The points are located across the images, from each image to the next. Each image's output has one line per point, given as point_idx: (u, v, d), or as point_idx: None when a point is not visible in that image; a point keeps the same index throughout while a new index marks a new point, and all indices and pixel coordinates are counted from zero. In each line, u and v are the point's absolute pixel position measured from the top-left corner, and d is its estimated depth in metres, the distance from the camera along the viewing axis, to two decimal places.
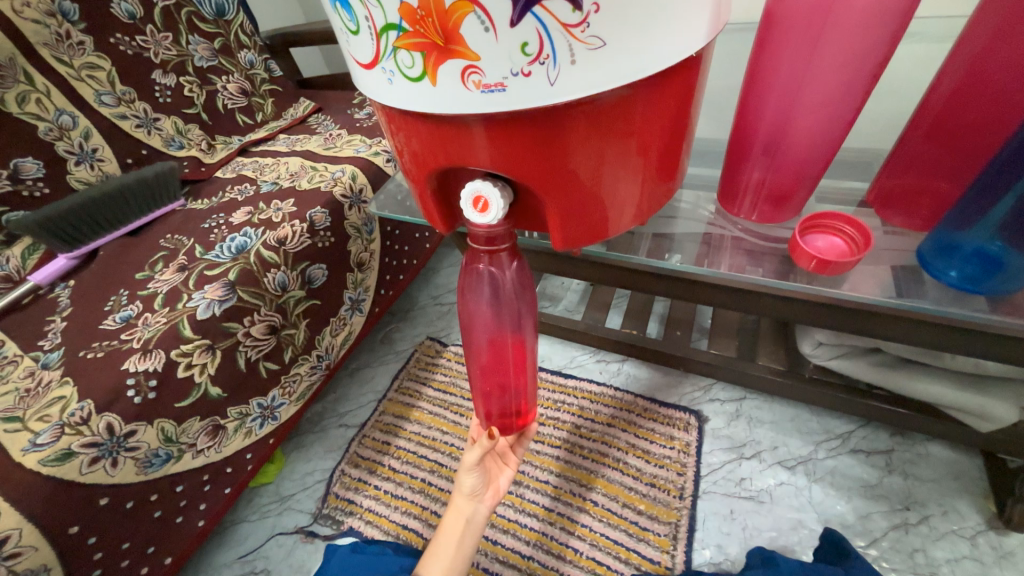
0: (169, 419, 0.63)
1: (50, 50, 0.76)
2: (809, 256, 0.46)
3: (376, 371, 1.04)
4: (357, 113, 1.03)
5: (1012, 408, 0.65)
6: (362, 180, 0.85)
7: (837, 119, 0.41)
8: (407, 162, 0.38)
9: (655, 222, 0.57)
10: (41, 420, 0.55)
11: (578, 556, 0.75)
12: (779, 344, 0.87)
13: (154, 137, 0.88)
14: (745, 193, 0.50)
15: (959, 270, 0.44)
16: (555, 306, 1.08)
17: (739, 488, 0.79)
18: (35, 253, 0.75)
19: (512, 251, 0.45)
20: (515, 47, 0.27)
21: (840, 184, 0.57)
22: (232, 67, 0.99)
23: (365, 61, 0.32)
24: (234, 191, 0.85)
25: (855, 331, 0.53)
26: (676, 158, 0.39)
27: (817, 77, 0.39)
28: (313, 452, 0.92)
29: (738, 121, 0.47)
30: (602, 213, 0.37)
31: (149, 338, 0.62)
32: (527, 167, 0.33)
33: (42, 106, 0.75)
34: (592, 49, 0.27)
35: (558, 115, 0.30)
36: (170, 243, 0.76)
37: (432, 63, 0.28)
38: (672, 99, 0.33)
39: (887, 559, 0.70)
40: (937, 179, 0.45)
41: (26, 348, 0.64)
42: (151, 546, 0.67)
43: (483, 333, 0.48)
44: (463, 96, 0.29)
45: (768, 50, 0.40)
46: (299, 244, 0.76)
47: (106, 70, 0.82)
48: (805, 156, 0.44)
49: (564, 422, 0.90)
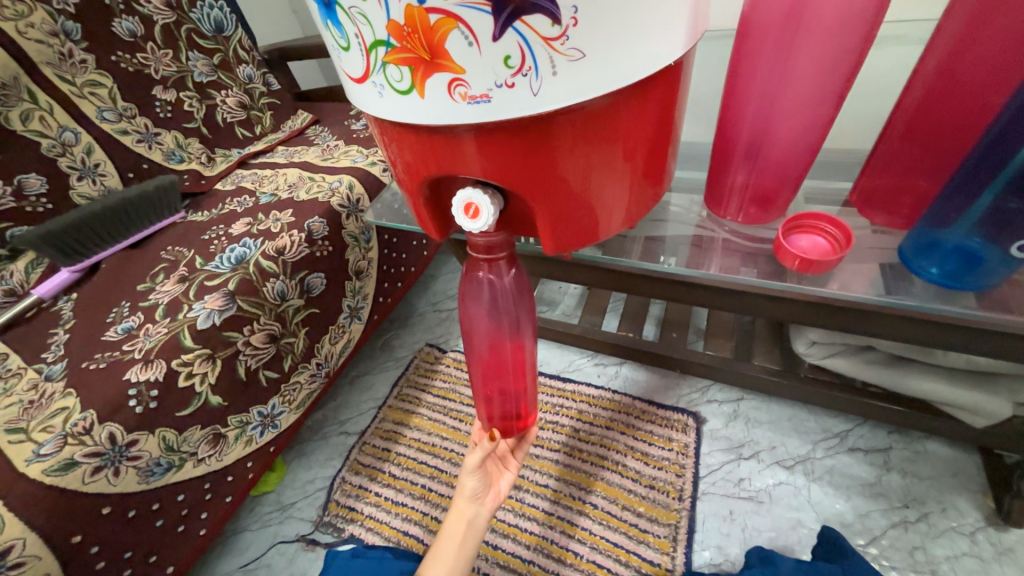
0: (170, 428, 0.64)
1: (53, 68, 0.78)
2: (792, 256, 0.48)
3: (376, 378, 1.04)
4: (354, 124, 1.05)
5: (1005, 403, 0.65)
6: (359, 190, 0.87)
7: (815, 122, 0.42)
8: (400, 172, 0.39)
9: (645, 226, 0.58)
10: (45, 430, 0.56)
11: (578, 559, 0.75)
12: (774, 344, 0.88)
13: (155, 151, 0.90)
14: (730, 195, 0.52)
15: (939, 266, 0.45)
16: (552, 310, 1.09)
17: (738, 489, 0.79)
18: (38, 267, 0.76)
19: (511, 258, 0.46)
20: (498, 61, 0.28)
21: (826, 185, 0.58)
22: (231, 82, 1.01)
23: (356, 75, 0.33)
24: (234, 202, 0.87)
25: (847, 329, 0.54)
26: (661, 162, 0.40)
27: (793, 82, 0.40)
28: (314, 460, 0.93)
29: (720, 125, 0.48)
30: (591, 218, 0.39)
31: (150, 348, 0.63)
32: (516, 174, 0.34)
33: (45, 124, 0.76)
34: (572, 60, 0.28)
35: (544, 124, 0.31)
36: (171, 255, 0.77)
37: (419, 76, 0.29)
38: (655, 107, 0.35)
39: (887, 558, 0.70)
40: (917, 178, 0.46)
41: (30, 360, 0.65)
42: (154, 555, 0.68)
43: (483, 339, 0.49)
44: (450, 107, 0.30)
45: (746, 56, 0.42)
46: (297, 254, 0.77)
47: (108, 87, 0.84)
48: (787, 157, 0.45)
49: (563, 426, 0.91)
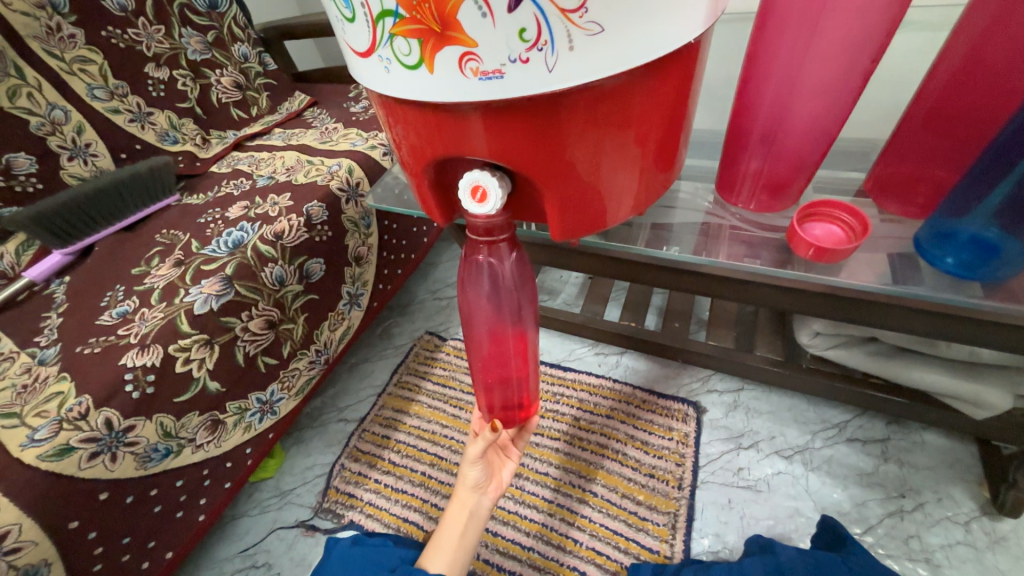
0: (168, 414, 0.63)
1: (40, 43, 0.75)
2: (807, 244, 0.47)
3: (375, 365, 1.04)
4: (353, 106, 1.02)
5: (1005, 394, 0.65)
6: (359, 174, 0.85)
7: (833, 108, 0.41)
8: (405, 154, 0.38)
9: (654, 213, 0.57)
10: (39, 415, 0.55)
11: (578, 547, 0.76)
12: (777, 335, 0.87)
13: (148, 132, 0.87)
14: (743, 182, 0.51)
15: (954, 257, 0.45)
16: (553, 299, 1.08)
17: (737, 478, 0.80)
18: (29, 250, 0.75)
19: (512, 241, 0.44)
20: (513, 34, 0.26)
21: (836, 174, 0.57)
22: (226, 60, 0.98)
23: (361, 49, 0.32)
24: (230, 185, 0.85)
25: (852, 320, 0.53)
26: (673, 148, 0.39)
27: (814, 64, 0.38)
28: (313, 447, 0.92)
29: (736, 110, 0.47)
30: (600, 204, 0.37)
31: (146, 333, 0.62)
32: (526, 156, 0.33)
33: (34, 101, 0.74)
34: (590, 35, 0.27)
35: (556, 103, 0.30)
36: (166, 238, 0.75)
37: (429, 50, 0.28)
38: (671, 88, 0.33)
39: (882, 546, 0.71)
40: (935, 167, 0.45)
41: (22, 344, 0.63)
42: (153, 540, 0.67)
43: (483, 325, 0.48)
44: (461, 83, 0.29)
45: (766, 38, 0.40)
46: (296, 239, 0.76)
47: (98, 63, 0.81)
48: (803, 145, 0.44)
49: (564, 414, 0.91)
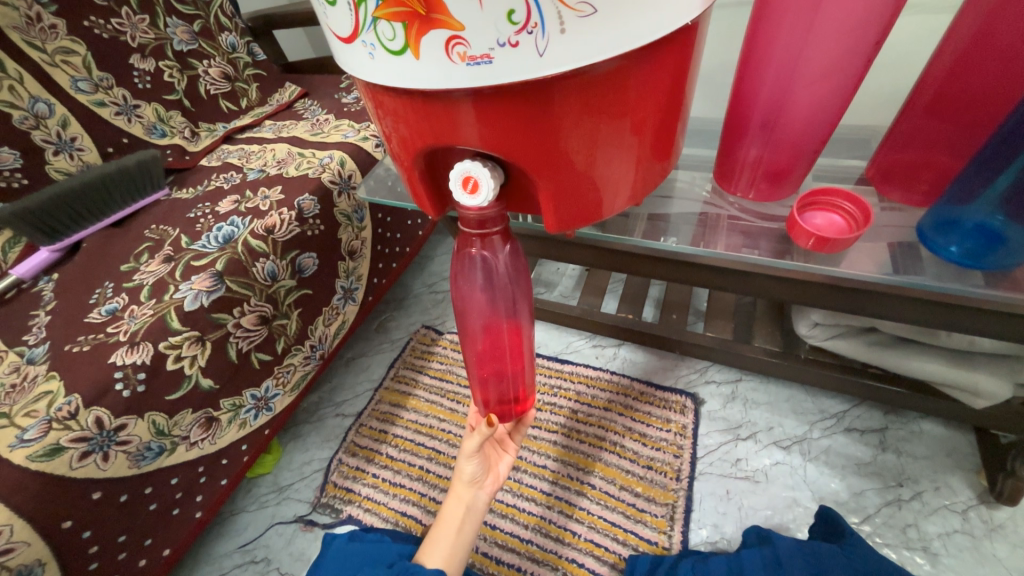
0: (160, 412, 0.63)
1: (21, 33, 0.73)
2: (807, 233, 0.45)
3: (372, 360, 1.03)
4: (345, 97, 1.00)
5: (1004, 383, 0.65)
6: (351, 166, 0.84)
7: (836, 91, 0.40)
8: (395, 146, 0.37)
9: (651, 203, 0.56)
10: (28, 415, 0.54)
11: (578, 539, 0.75)
12: (775, 326, 0.87)
13: (135, 125, 0.86)
14: (742, 170, 0.49)
15: (960, 245, 0.44)
16: (550, 292, 1.08)
17: (735, 469, 0.79)
18: (16, 245, 0.73)
19: (504, 234, 0.44)
20: (502, 16, 0.25)
21: (836, 162, 0.56)
22: (213, 51, 0.97)
23: (345, 34, 0.30)
24: (220, 178, 0.83)
25: (853, 310, 0.53)
26: (671, 136, 0.38)
27: (817, 48, 0.37)
28: (310, 442, 0.92)
29: (735, 96, 0.46)
30: (596, 194, 0.36)
31: (136, 331, 0.61)
32: (517, 145, 0.32)
33: (16, 93, 0.73)
34: (582, 16, 0.26)
35: (548, 90, 0.29)
36: (155, 234, 0.74)
37: (414, 34, 0.27)
38: (667, 73, 0.32)
39: (880, 535, 0.71)
40: (938, 154, 0.44)
41: (11, 343, 0.62)
42: (149, 538, 0.67)
43: (478, 318, 0.47)
44: (448, 68, 0.28)
45: (767, 21, 0.39)
46: (288, 233, 0.75)
47: (81, 54, 0.79)
48: (804, 131, 0.43)
49: (561, 407, 0.90)
